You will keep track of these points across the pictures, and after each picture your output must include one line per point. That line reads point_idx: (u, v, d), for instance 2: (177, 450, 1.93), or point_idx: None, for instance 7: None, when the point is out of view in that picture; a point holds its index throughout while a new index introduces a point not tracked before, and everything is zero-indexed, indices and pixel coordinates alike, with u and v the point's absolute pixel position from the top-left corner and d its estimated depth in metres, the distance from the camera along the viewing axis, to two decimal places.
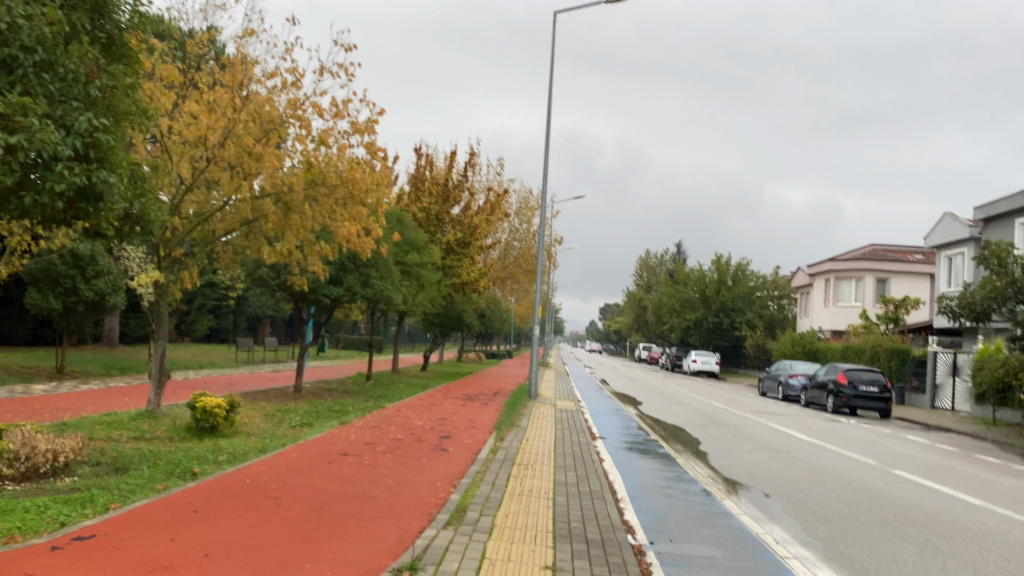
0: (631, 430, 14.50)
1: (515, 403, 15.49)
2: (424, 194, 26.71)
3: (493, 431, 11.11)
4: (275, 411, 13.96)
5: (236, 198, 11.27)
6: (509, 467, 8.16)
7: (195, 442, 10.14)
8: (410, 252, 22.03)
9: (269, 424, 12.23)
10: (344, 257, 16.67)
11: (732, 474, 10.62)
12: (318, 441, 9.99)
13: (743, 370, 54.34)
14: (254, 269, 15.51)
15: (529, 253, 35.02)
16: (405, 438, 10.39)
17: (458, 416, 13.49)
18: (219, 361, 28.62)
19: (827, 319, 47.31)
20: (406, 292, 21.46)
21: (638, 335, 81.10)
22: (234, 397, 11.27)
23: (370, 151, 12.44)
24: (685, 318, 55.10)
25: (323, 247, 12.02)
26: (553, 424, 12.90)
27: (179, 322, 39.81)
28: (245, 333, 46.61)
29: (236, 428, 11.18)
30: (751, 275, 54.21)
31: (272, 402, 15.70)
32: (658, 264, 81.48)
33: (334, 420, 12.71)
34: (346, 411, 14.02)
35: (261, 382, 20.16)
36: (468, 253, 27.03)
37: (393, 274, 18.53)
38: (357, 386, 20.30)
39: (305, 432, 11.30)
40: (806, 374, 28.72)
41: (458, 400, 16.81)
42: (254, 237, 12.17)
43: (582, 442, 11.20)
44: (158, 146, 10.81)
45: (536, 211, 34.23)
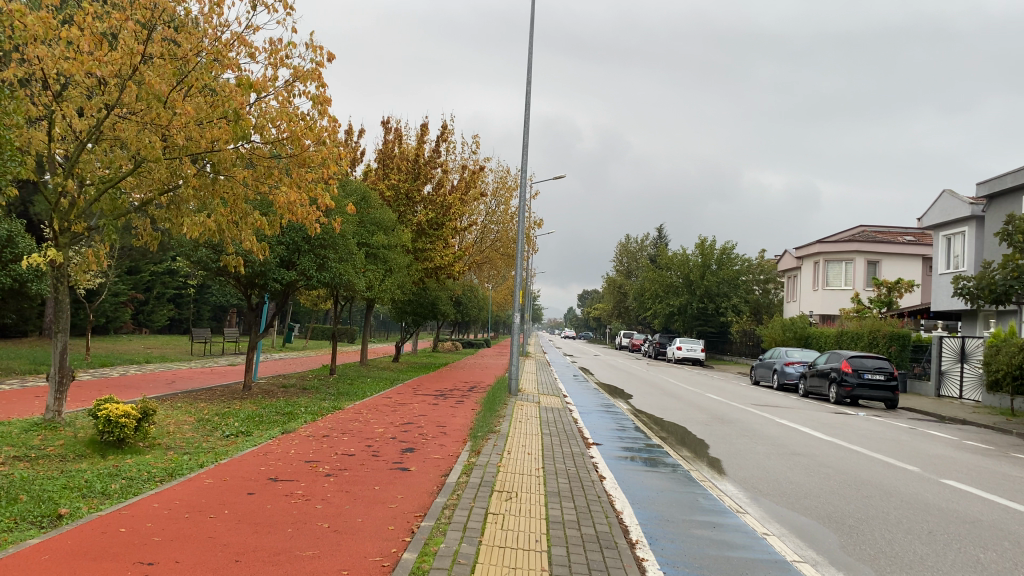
0: (627, 432, 12.56)
1: (493, 401, 13.53)
2: (393, 170, 24.57)
3: (467, 441, 9.13)
4: (211, 417, 11.87)
5: (148, 160, 9.23)
6: (485, 499, 6.16)
7: (94, 462, 8.06)
8: (376, 232, 19.99)
9: (197, 433, 10.17)
10: (297, 235, 14.59)
11: (759, 491, 8.70)
12: (245, 460, 7.94)
13: (727, 357, 52.83)
14: (192, 250, 13.50)
15: (507, 237, 32.97)
16: (358, 453, 8.39)
17: (426, 419, 11.49)
18: (173, 353, 26.44)
19: (815, 304, 45.81)
20: (372, 276, 19.40)
21: (617, 321, 79.47)
22: (149, 402, 9.18)
23: (319, 106, 10.39)
24: (668, 304, 53.48)
25: (259, 221, 9.96)
26: (538, 428, 10.95)
27: (137, 312, 37.37)
28: (209, 323, 44.23)
29: (152, 441, 9.10)
30: (735, 259, 52.70)
31: (213, 404, 13.61)
32: (638, 250, 79.71)
33: (277, 426, 10.66)
34: (294, 414, 12.01)
35: (209, 377, 18.09)
36: (442, 234, 25.05)
37: (356, 256, 16.49)
38: (319, 382, 18.26)
39: (239, 444, 9.26)
40: (802, 362, 27.07)
41: (428, 398, 14.84)
42: (177, 207, 10.05)
43: (575, 451, 9.31)
44: (46, 91, 8.70)
45: (514, 192, 32.20)
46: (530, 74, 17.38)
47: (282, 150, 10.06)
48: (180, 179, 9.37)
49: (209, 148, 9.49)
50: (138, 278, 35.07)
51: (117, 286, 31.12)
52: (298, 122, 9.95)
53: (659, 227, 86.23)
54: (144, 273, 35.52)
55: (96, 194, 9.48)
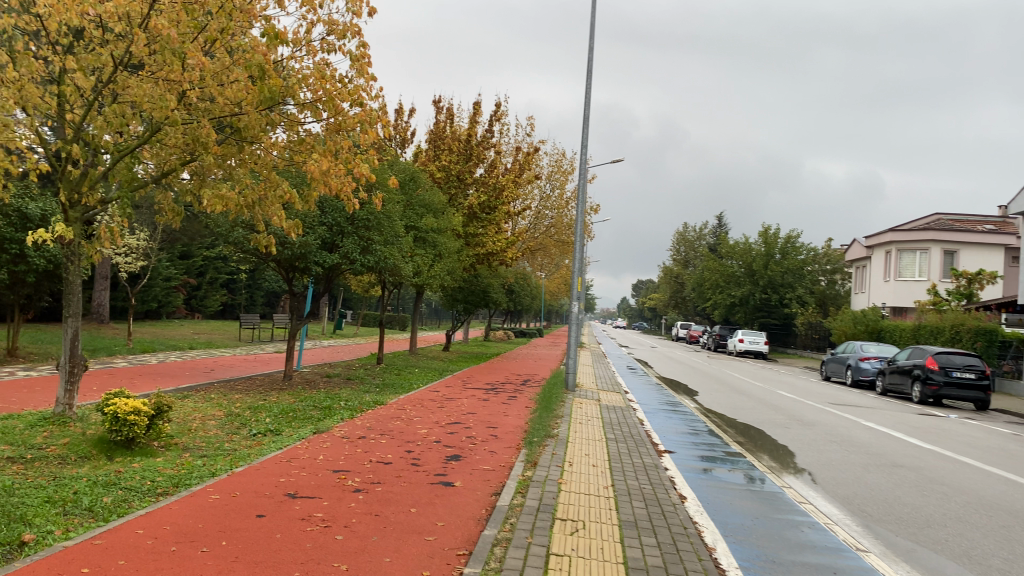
0: (700, 437, 11.17)
1: (549, 398, 12.26)
2: (443, 151, 23.43)
3: (522, 450, 7.89)
4: (241, 411, 10.84)
5: (165, 123, 8.19)
6: (545, 535, 4.91)
7: (95, 466, 7.03)
8: (426, 215, 18.86)
9: (222, 431, 9.15)
10: (339, 216, 13.55)
11: (867, 515, 7.28)
12: (263, 468, 6.81)
13: (791, 350, 50.79)
14: (229, 230, 12.82)
15: (561, 223, 31.60)
16: (395, 461, 7.19)
17: (476, 418, 10.31)
18: (220, 339, 25.80)
19: (886, 295, 43.47)
20: (421, 262, 18.28)
21: (674, 312, 77.57)
22: (165, 397, 8.17)
23: (357, 66, 9.21)
24: (730, 295, 52.32)
25: (290, 193, 8.84)
26: (602, 432, 9.67)
27: (189, 297, 37.09)
28: (261, 308, 43.93)
29: (167, 440, 8.09)
30: (800, 248, 50.88)
31: (248, 395, 12.64)
32: (696, 238, 77.38)
33: (310, 424, 9.55)
34: (332, 409, 10.94)
35: (252, 366, 17.29)
36: (495, 219, 23.84)
37: (403, 239, 15.39)
38: (365, 371, 17.25)
39: (264, 446, 8.16)
40: (880, 358, 25.21)
41: (478, 393, 13.68)
42: (199, 179, 9.01)
43: (648, 464, 8.00)
44: (51, 43, 7.73)
45: (570, 175, 30.86)
46: (591, 47, 15.95)
47: (316, 114, 8.96)
48: (201, 146, 8.30)
49: (234, 111, 8.42)
50: (191, 263, 34.78)
51: (167, 270, 30.71)
52: (331, 83, 8.81)
53: (719, 215, 83.80)
54: (197, 257, 35.20)
55: (110, 163, 8.49)
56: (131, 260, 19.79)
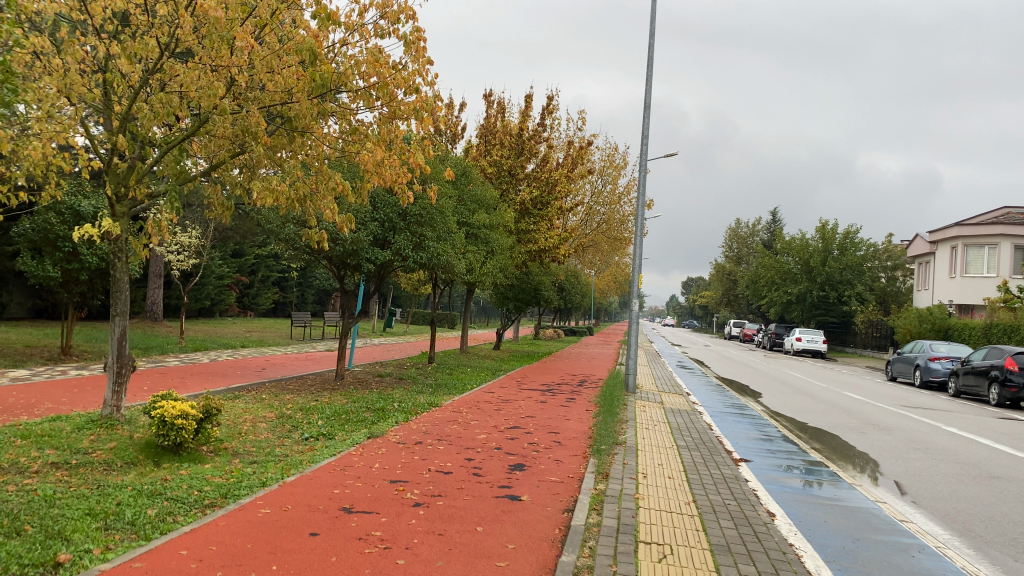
0: (775, 443, 10.47)
1: (611, 401, 11.67)
2: (495, 146, 22.92)
3: (590, 459, 7.34)
4: (293, 413, 10.46)
5: (214, 112, 7.83)
6: (631, 562, 4.37)
7: (141, 473, 6.68)
8: (478, 211, 18.39)
9: (273, 435, 8.77)
10: (390, 211, 13.15)
11: (977, 534, 6.57)
12: (317, 478, 6.38)
13: (850, 349, 49.27)
14: (280, 226, 12.52)
15: (614, 219, 30.86)
16: (455, 471, 6.70)
17: (535, 423, 9.78)
18: (272, 337, 25.71)
19: (952, 292, 41.74)
20: (474, 258, 17.79)
21: (726, 310, 76.11)
22: (214, 400, 7.81)
23: (412, 51, 8.69)
24: (786, 292, 51.29)
25: (343, 183, 8.42)
26: (672, 439, 9.07)
27: (242, 295, 37.25)
28: (312, 306, 44.03)
29: (216, 445, 7.73)
30: (860, 244, 49.38)
31: (299, 396, 12.30)
32: (749, 235, 75.74)
33: (364, 427, 9.11)
34: (386, 411, 10.51)
35: (303, 365, 17.01)
36: (547, 214, 23.27)
37: (456, 235, 14.93)
38: (417, 371, 16.85)
39: (316, 451, 7.73)
40: (951, 358, 24.01)
41: (535, 394, 13.15)
42: (247, 171, 8.63)
43: (726, 475, 7.40)
44: (97, 29, 7.42)
45: (622, 170, 30.12)
46: (651, 35, 15.23)
47: (370, 102, 8.51)
48: (250, 137, 7.95)
49: (283, 100, 8.06)
50: (243, 261, 34.94)
51: (220, 268, 30.80)
52: (384, 68, 8.34)
53: (773, 210, 81.91)
54: (248, 256, 35.29)
55: (159, 155, 8.18)
56: (183, 257, 19.64)
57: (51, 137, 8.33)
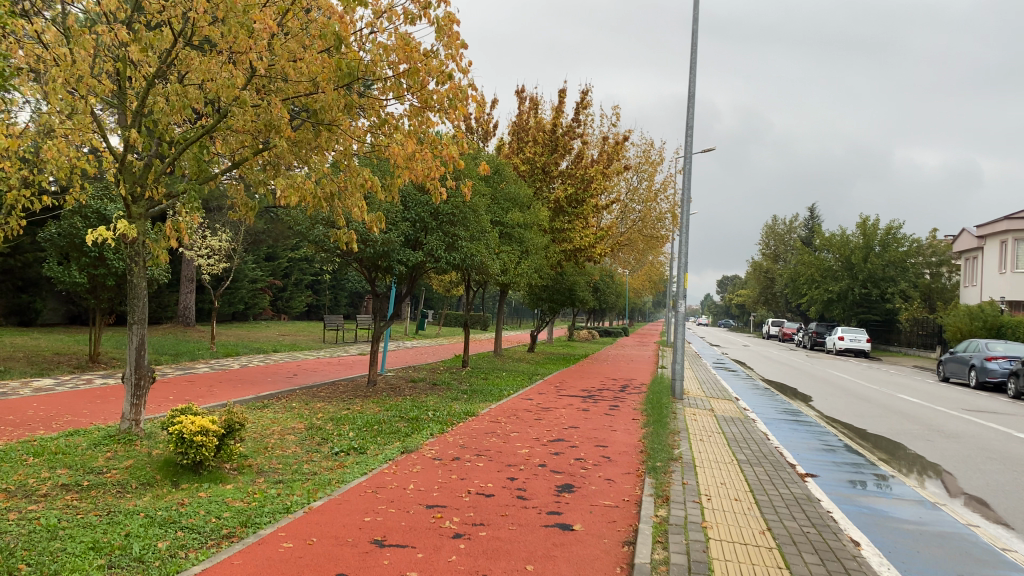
0: (840, 454, 9.69)
1: (659, 409, 10.96)
2: (528, 143, 22.27)
3: (646, 479, 6.66)
4: (322, 423, 9.89)
5: (233, 104, 7.30)
6: None
7: (157, 496, 6.15)
8: (512, 209, 17.76)
9: (300, 449, 8.22)
10: (423, 210, 12.58)
11: None
12: (347, 501, 5.79)
13: (895, 347, 47.88)
14: (309, 227, 12.03)
15: (649, 217, 30.08)
16: (498, 493, 6.08)
17: (580, 434, 9.12)
18: (305, 341, 25.36)
19: (1002, 288, 40.25)
20: (509, 258, 17.17)
21: (763, 309, 74.76)
22: (237, 413, 7.27)
23: (444, 37, 7.92)
24: (827, 290, 50.16)
25: (371, 177, 7.82)
26: (730, 453, 8.35)
27: (275, 298, 37.06)
28: (345, 309, 43.77)
29: (240, 463, 7.20)
30: (903, 240, 48.18)
31: (330, 404, 11.76)
32: (786, 232, 74.36)
33: (397, 440, 8.52)
34: (420, 422, 9.90)
35: (334, 370, 16.51)
36: (583, 212, 22.57)
37: (490, 234, 14.30)
38: (451, 376, 16.25)
39: (347, 468, 7.14)
40: (1008, 357, 22.85)
41: (576, 401, 12.47)
42: (271, 168, 8.10)
43: (797, 495, 6.67)
44: (108, 16, 6.93)
45: (659, 166, 29.30)
46: (694, 24, 14.49)
47: (400, 92, 7.87)
48: (273, 131, 7.43)
49: (309, 90, 7.55)
50: (276, 264, 34.74)
51: (253, 272, 30.57)
52: (413, 55, 7.69)
53: (811, 206, 80.24)
54: (281, 259, 35.07)
55: (177, 152, 7.68)
56: (213, 261, 19.26)
57: (66, 136, 7.88)
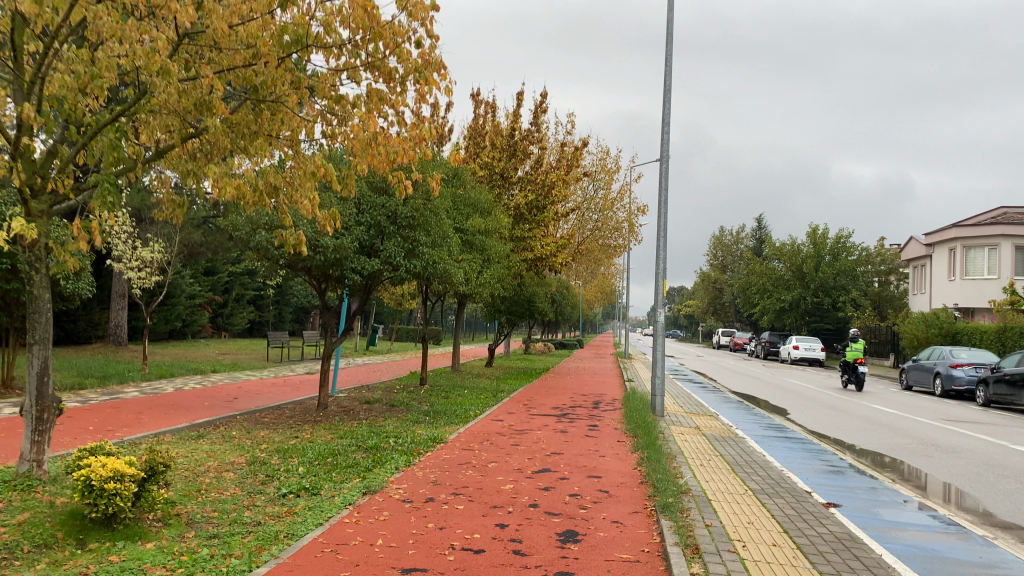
0: (850, 477, 8.74)
1: (644, 429, 9.92)
2: (485, 148, 21.20)
3: (662, 520, 5.55)
4: (267, 457, 8.60)
5: (155, 75, 6.05)
6: None
7: (55, 564, 4.82)
8: (471, 215, 16.66)
9: (241, 492, 6.94)
10: (378, 213, 11.38)
11: None
12: (303, 566, 4.59)
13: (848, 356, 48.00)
14: (250, 233, 10.74)
15: (607, 225, 29.23)
16: (490, 547, 4.92)
17: (565, 462, 8.01)
18: (246, 359, 23.75)
19: (953, 295, 40.46)
20: (470, 267, 16.03)
21: (713, 319, 74.82)
22: (161, 452, 5.97)
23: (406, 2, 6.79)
24: (779, 300, 49.87)
25: (324, 163, 6.68)
26: (741, 481, 7.32)
27: (215, 315, 35.23)
28: (290, 325, 42.00)
29: (164, 512, 5.91)
30: (853, 248, 48.46)
31: (276, 432, 10.44)
32: (733, 242, 74.71)
33: (356, 476, 7.29)
34: (381, 451, 8.67)
35: (279, 391, 15.13)
36: (543, 220, 21.57)
37: (451, 240, 13.15)
38: (408, 396, 15.01)
39: (296, 517, 5.90)
40: (974, 364, 22.49)
41: (550, 421, 11.36)
42: (203, 157, 6.84)
43: (840, 535, 5.65)
44: None
45: (616, 173, 28.54)
46: (668, 14, 13.60)
47: (355, 69, 6.74)
48: (208, 111, 6.21)
49: (248, 62, 6.38)
50: (216, 279, 32.95)
51: (191, 287, 28.80)
52: (370, 23, 6.53)
53: (758, 217, 80.72)
54: (222, 273, 33.27)
55: (87, 137, 6.39)
56: (144, 275, 17.67)
57: None
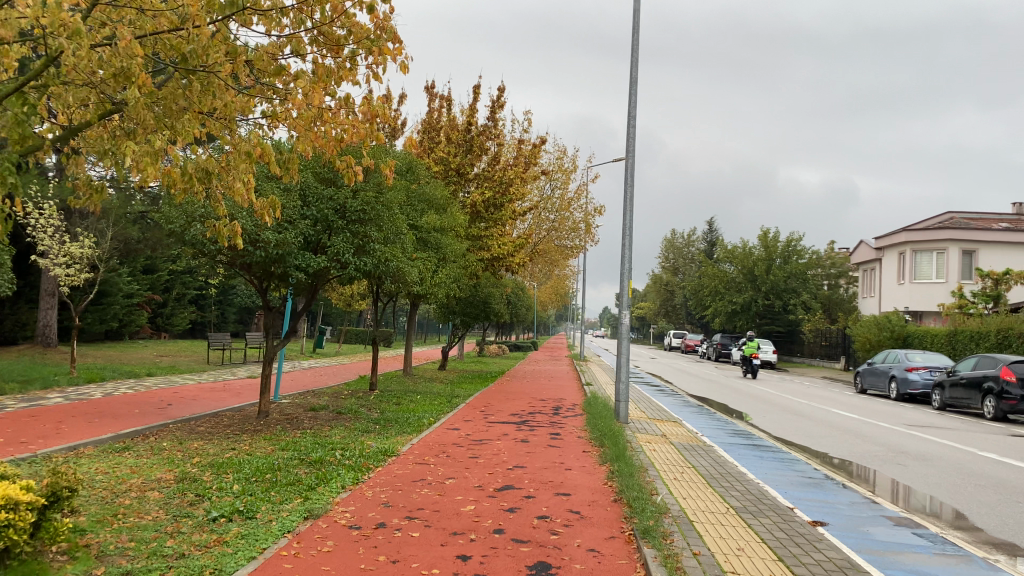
0: (829, 490, 8.26)
1: (611, 438, 9.31)
2: (439, 143, 20.50)
3: (644, 548, 4.92)
4: (199, 473, 7.76)
5: (64, 39, 5.21)
6: None
7: None
8: (425, 211, 15.95)
9: (163, 515, 6.12)
10: (326, 206, 10.61)
11: None
12: None
13: (798, 359, 48.37)
14: (187, 226, 9.88)
15: (563, 226, 28.74)
16: None
17: (528, 476, 7.35)
18: (186, 362, 22.59)
19: (901, 298, 40.92)
20: (424, 266, 15.33)
21: (664, 322, 75.08)
22: (66, 474, 5.14)
23: None
24: (730, 302, 50.12)
25: (262, 143, 6.00)
26: (721, 498, 6.75)
27: (155, 316, 33.80)
28: (234, 326, 40.63)
29: (68, 544, 5.06)
30: (803, 251, 48.89)
31: (211, 443, 9.58)
32: (685, 245, 74.96)
33: (298, 496, 6.53)
34: (325, 465, 7.91)
35: (218, 397, 14.21)
36: (500, 218, 20.94)
37: (405, 237, 12.42)
38: (356, 401, 14.22)
39: (224, 549, 5.13)
40: (929, 367, 22.52)
41: (509, 428, 10.72)
42: (122, 135, 6.00)
43: (839, 562, 5.11)
44: None
45: (573, 173, 28.06)
46: (634, 4, 13.08)
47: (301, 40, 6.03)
48: (127, 82, 5.41)
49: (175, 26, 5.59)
50: (156, 277, 31.58)
51: (129, 286, 27.46)
52: None
53: (710, 220, 81.33)
54: (162, 271, 31.92)
55: None
56: (73, 272, 16.53)
57: None
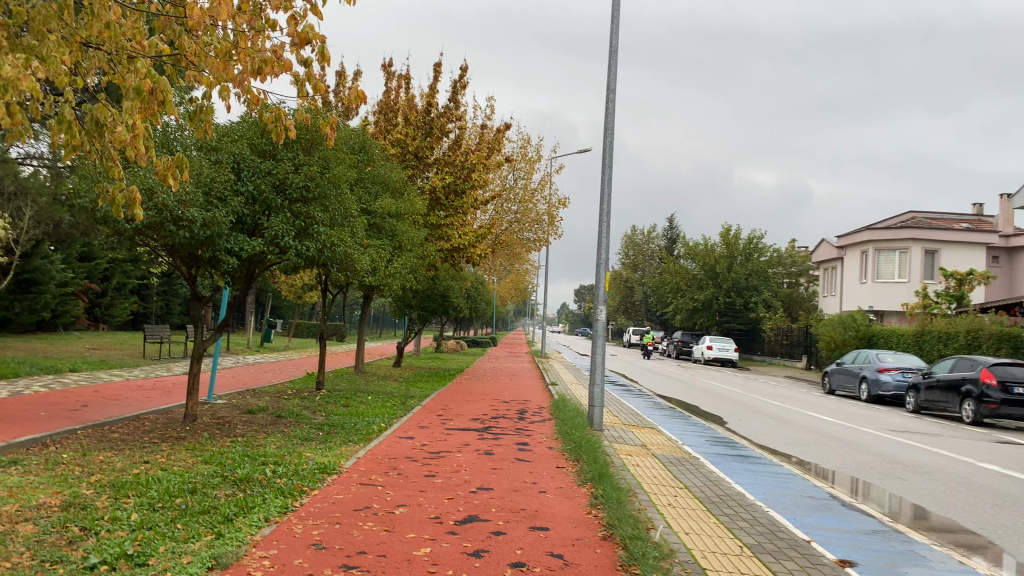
0: (840, 514, 7.16)
1: (589, 451, 8.10)
2: (396, 123, 19.11)
3: None
4: (94, 497, 6.34)
5: None
6: None
7: None
8: (380, 195, 14.60)
9: (26, 561, 4.71)
10: (263, 181, 9.24)
11: None
12: None
13: (758, 357, 47.91)
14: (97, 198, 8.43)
15: (526, 217, 27.56)
16: None
17: (495, 502, 6.09)
18: (119, 357, 20.85)
19: (863, 297, 40.58)
20: (378, 254, 14.01)
21: (622, 318, 74.37)
22: None
23: None
24: (691, 299, 49.25)
25: (155, 76, 4.61)
26: (731, 533, 5.55)
27: (93, 306, 31.77)
28: (178, 318, 38.60)
29: None
30: (765, 249, 48.40)
31: (120, 454, 8.15)
32: (645, 241, 74.25)
33: (209, 534, 5.18)
34: (249, 487, 6.55)
35: (146, 396, 12.73)
36: (461, 206, 19.66)
37: (355, 220, 11.06)
38: (301, 402, 12.84)
39: None
40: (900, 369, 21.82)
41: (470, 437, 9.48)
42: None
43: None
44: None
45: (538, 162, 26.85)
46: None
47: None
48: None
49: None
50: (93, 265, 29.55)
51: (62, 274, 25.50)
52: None
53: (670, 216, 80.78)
54: (100, 259, 29.89)
55: None
56: None
57: None
